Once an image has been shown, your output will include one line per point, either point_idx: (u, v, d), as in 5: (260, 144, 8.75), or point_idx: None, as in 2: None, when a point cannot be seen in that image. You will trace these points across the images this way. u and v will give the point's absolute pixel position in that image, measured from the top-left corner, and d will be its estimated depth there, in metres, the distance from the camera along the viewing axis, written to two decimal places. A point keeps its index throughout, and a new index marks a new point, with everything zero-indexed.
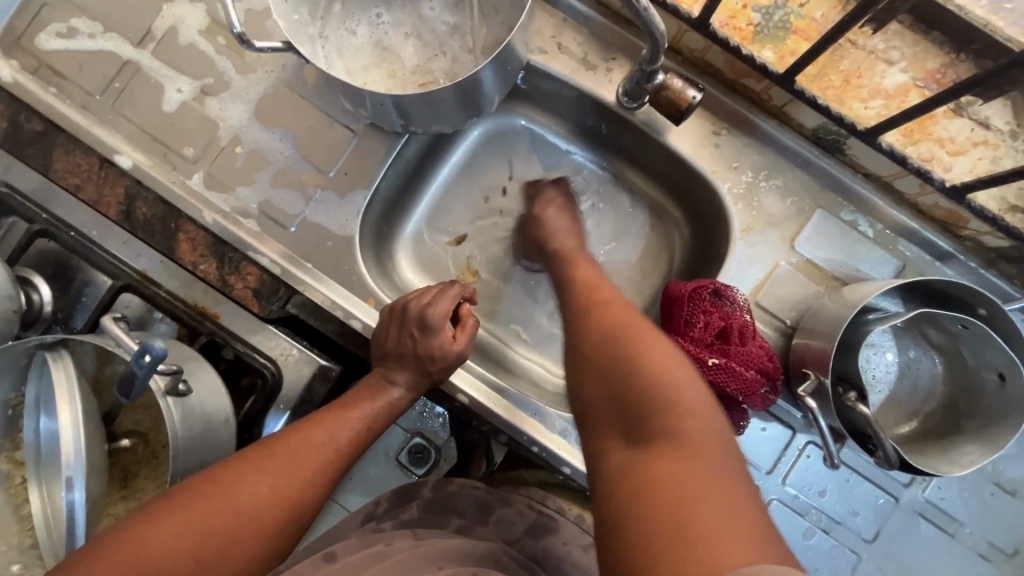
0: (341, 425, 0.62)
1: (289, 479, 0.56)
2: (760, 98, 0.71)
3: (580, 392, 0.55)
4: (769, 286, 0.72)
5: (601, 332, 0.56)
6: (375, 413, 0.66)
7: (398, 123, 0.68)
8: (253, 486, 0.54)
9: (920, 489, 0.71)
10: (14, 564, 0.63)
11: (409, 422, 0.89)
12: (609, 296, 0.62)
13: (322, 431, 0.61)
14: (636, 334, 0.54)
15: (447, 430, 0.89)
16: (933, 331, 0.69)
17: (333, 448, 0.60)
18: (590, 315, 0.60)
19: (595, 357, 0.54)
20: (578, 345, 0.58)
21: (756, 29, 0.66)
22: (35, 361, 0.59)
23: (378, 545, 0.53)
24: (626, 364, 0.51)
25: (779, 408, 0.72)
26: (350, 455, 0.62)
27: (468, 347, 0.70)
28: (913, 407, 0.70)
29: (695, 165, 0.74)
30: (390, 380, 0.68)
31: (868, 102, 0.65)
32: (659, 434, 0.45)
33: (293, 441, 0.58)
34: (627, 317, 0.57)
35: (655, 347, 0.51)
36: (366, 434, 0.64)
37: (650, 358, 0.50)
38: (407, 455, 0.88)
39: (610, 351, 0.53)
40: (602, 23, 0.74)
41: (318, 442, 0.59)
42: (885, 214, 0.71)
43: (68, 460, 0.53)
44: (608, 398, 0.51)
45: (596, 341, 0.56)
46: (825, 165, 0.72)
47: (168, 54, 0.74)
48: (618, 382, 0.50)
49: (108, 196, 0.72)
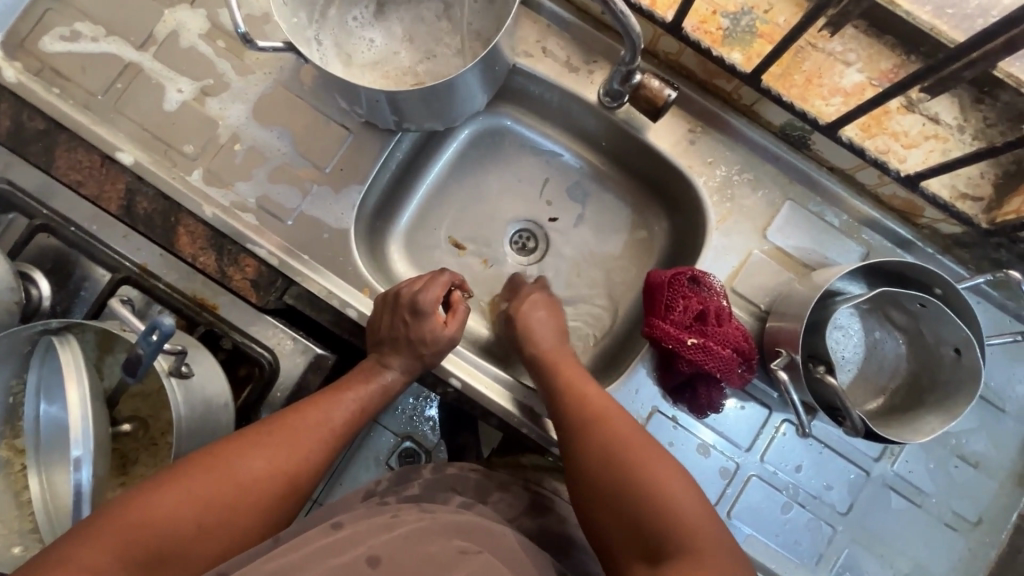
0: (337, 405, 0.65)
1: (287, 453, 0.58)
2: (731, 97, 0.77)
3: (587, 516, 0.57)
4: (743, 273, 0.77)
5: (601, 452, 0.58)
6: (371, 394, 0.68)
7: (391, 119, 0.72)
8: (252, 460, 0.56)
9: (890, 463, 0.75)
10: (15, 546, 0.63)
11: (399, 426, 0.92)
12: (603, 404, 0.64)
13: (319, 410, 0.63)
14: (640, 454, 0.57)
15: (436, 434, 0.92)
16: (895, 312, 0.73)
17: (329, 428, 0.63)
18: (586, 432, 0.61)
19: (597, 479, 0.57)
20: (577, 467, 0.60)
21: (725, 33, 0.71)
22: (38, 346, 0.61)
23: (383, 516, 0.54)
24: (631, 490, 0.55)
25: (756, 388, 0.76)
26: (346, 434, 0.64)
27: (458, 331, 0.73)
28: (880, 384, 0.74)
29: (673, 160, 0.79)
30: (384, 364, 0.71)
31: (829, 99, 0.71)
32: (678, 558, 0.50)
33: (290, 419, 0.61)
34: (623, 430, 0.60)
35: (662, 467, 0.56)
36: (361, 415, 0.67)
37: (661, 483, 0.54)
38: (397, 459, 0.91)
39: (614, 473, 0.56)
40: (583, 28, 0.79)
41: (314, 421, 0.62)
42: (849, 204, 0.77)
43: (76, 436, 0.54)
44: (619, 524, 0.54)
45: (599, 462, 0.58)
46: (792, 159, 0.77)
47: (169, 56, 0.78)
48: (628, 511, 0.54)
49: (109, 192, 0.74)
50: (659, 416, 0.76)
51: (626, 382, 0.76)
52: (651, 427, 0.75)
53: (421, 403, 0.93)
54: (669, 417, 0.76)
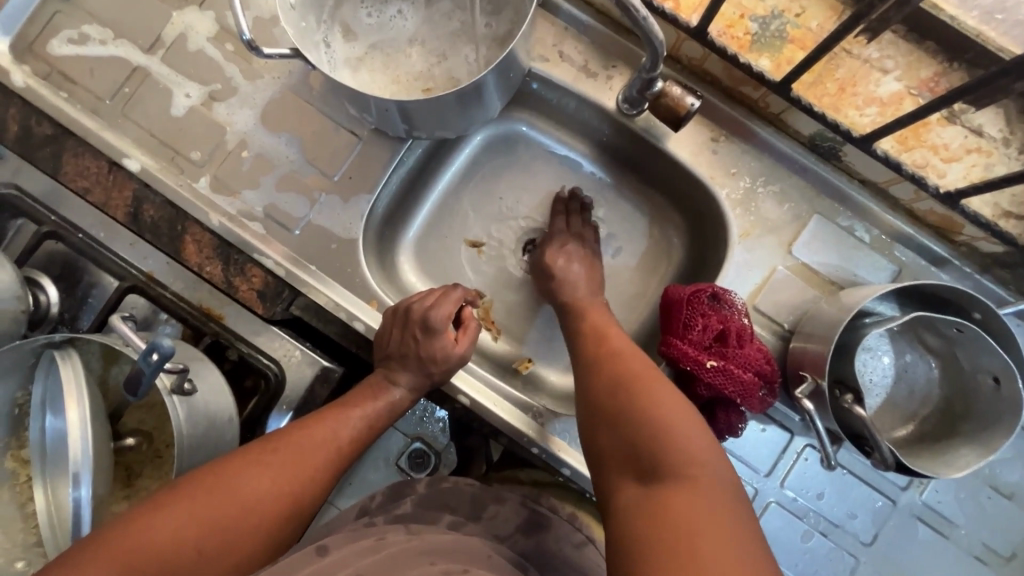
0: (344, 423, 0.63)
1: (292, 473, 0.57)
2: (758, 105, 0.73)
3: (592, 416, 0.57)
4: (767, 291, 0.73)
5: (607, 382, 0.58)
6: (379, 410, 0.67)
7: (402, 128, 0.69)
8: (257, 480, 0.55)
9: (917, 493, 0.72)
10: (19, 561, 0.63)
11: (410, 427, 0.88)
12: (619, 342, 0.64)
13: (325, 427, 0.62)
14: (646, 382, 0.56)
15: (446, 435, 0.88)
16: (929, 335, 0.69)
17: (336, 445, 0.61)
18: (602, 361, 0.61)
19: (601, 410, 0.56)
20: (588, 391, 0.60)
21: (753, 38, 0.67)
22: (42, 359, 0.60)
23: (369, 539, 0.53)
24: (628, 415, 0.53)
25: (777, 411, 0.73)
26: (352, 454, 0.63)
27: (470, 350, 0.71)
28: (910, 410, 0.71)
29: (693, 170, 0.75)
30: (392, 380, 0.69)
31: (863, 109, 0.66)
32: (668, 477, 0.47)
33: (296, 437, 0.59)
34: (632, 363, 0.59)
35: (666, 393, 0.54)
36: (367, 433, 0.65)
37: (661, 403, 0.52)
38: (407, 460, 0.87)
39: (615, 401, 0.56)
40: (602, 32, 0.75)
41: (322, 439, 0.61)
42: (882, 219, 0.73)
43: (75, 456, 0.53)
44: (618, 449, 0.53)
45: (605, 391, 0.57)
46: (821, 172, 0.73)
47: (177, 60, 0.76)
48: (625, 431, 0.53)
49: (117, 199, 0.73)
50: None
51: None
52: None
53: (433, 405, 0.89)
54: None
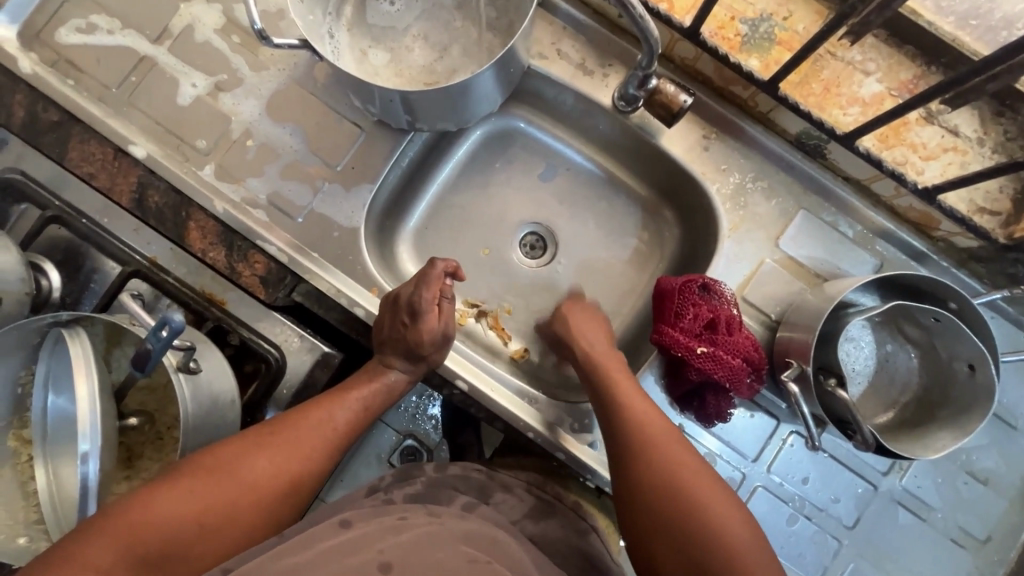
0: (339, 406, 0.65)
1: (290, 452, 0.58)
2: (747, 104, 0.76)
3: (642, 521, 0.56)
4: (754, 282, 0.76)
5: (660, 482, 0.57)
6: (374, 394, 0.69)
7: (405, 119, 0.72)
8: (255, 462, 0.56)
9: (898, 478, 0.75)
10: (20, 537, 0.63)
11: (400, 423, 0.92)
12: (659, 431, 0.62)
13: (322, 409, 0.63)
14: (701, 492, 0.55)
15: (438, 432, 0.92)
16: (909, 326, 0.72)
17: (333, 427, 0.63)
18: (640, 457, 0.59)
19: (657, 514, 0.55)
20: (633, 487, 0.58)
21: (743, 39, 0.70)
22: (47, 338, 0.61)
23: (391, 518, 0.54)
24: (692, 528, 0.53)
25: (764, 398, 0.75)
26: (350, 436, 0.65)
27: (451, 325, 0.73)
28: (891, 398, 0.74)
29: (686, 166, 0.78)
30: (386, 364, 0.71)
31: (847, 108, 0.69)
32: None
33: (293, 418, 0.61)
34: (686, 466, 0.58)
35: (725, 506, 0.54)
36: (363, 414, 0.67)
37: (725, 523, 0.52)
38: (399, 457, 0.91)
39: (670, 508, 0.55)
40: (599, 31, 0.78)
41: (318, 419, 0.62)
42: (864, 215, 0.76)
43: (83, 431, 0.54)
44: (681, 566, 0.52)
45: (659, 496, 0.56)
46: (807, 168, 0.76)
47: (184, 51, 0.78)
48: (689, 547, 0.52)
49: (121, 184, 0.75)
50: None
51: None
52: None
53: (423, 401, 0.93)
54: (676, 426, 0.75)
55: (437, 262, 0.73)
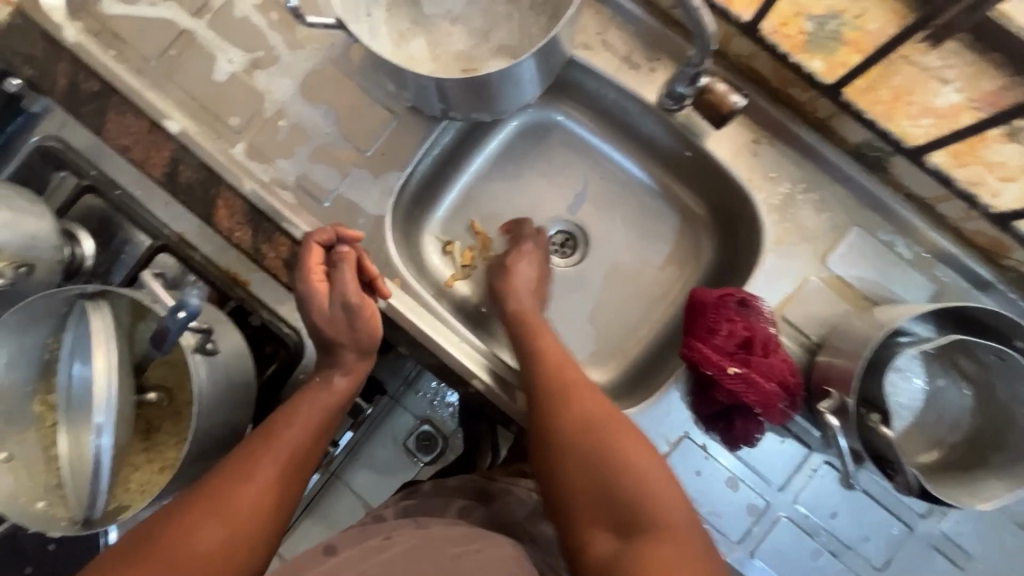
0: (281, 441, 0.60)
1: (238, 492, 0.55)
2: (805, 109, 0.70)
3: (552, 450, 0.60)
4: (797, 300, 0.71)
5: (578, 423, 0.60)
6: (322, 414, 0.64)
7: (438, 107, 0.69)
8: (203, 531, 0.52)
9: (937, 522, 0.69)
10: (39, 501, 0.63)
11: (419, 409, 0.97)
12: (573, 372, 0.65)
13: (263, 441, 0.60)
14: (601, 427, 0.59)
15: (454, 419, 0.97)
16: (965, 360, 0.66)
17: (284, 450, 0.60)
18: (554, 397, 0.63)
19: (568, 452, 0.58)
20: (550, 428, 0.61)
21: (806, 38, 0.64)
22: (74, 310, 0.62)
23: (377, 538, 0.57)
24: (608, 469, 0.56)
25: (797, 425, 0.71)
26: (299, 465, 0.61)
27: (356, 293, 0.66)
28: (937, 436, 0.68)
29: (732, 171, 0.73)
30: (329, 379, 0.66)
31: (917, 119, 0.62)
32: (648, 532, 0.52)
33: (238, 458, 0.58)
34: (587, 401, 0.62)
35: (626, 434, 0.58)
36: (316, 432, 0.63)
37: (635, 461, 0.56)
38: (415, 441, 0.96)
39: (580, 444, 0.58)
40: (648, 21, 0.74)
41: (266, 460, 0.58)
42: (925, 236, 0.70)
43: (99, 406, 0.54)
44: (593, 497, 0.55)
45: (566, 430, 0.60)
46: (865, 182, 0.70)
47: (222, 26, 0.77)
48: (601, 479, 0.56)
49: (154, 158, 0.75)
50: (688, 443, 0.71)
51: (658, 403, 0.72)
52: (679, 453, 0.71)
53: (442, 389, 0.97)
54: (699, 445, 0.71)
55: (308, 252, 0.67)
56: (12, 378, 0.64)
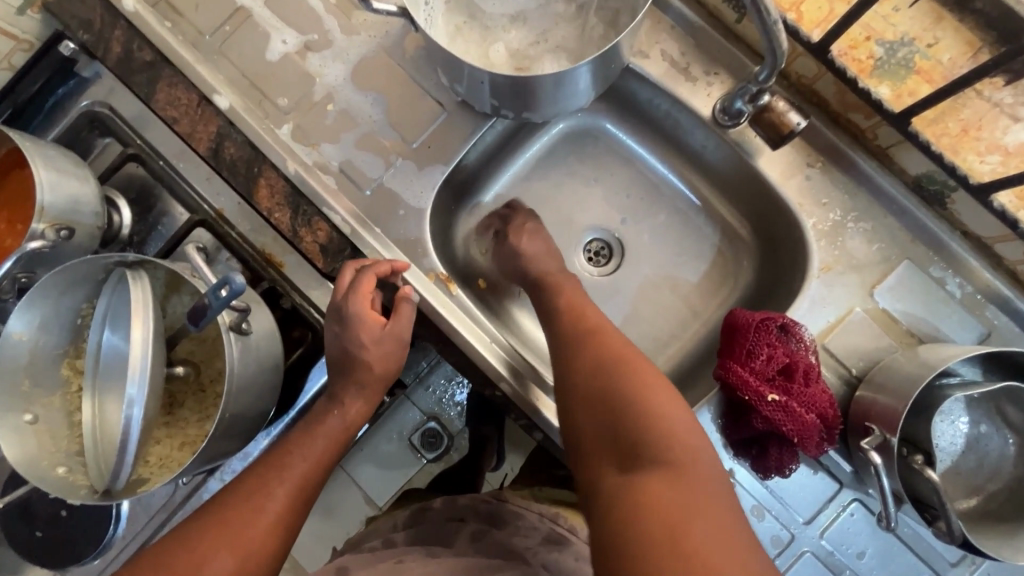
0: (291, 471, 0.60)
1: (239, 530, 0.55)
2: (864, 135, 0.69)
3: (571, 387, 0.59)
4: (840, 330, 0.69)
5: (590, 363, 0.59)
6: (332, 446, 0.63)
7: (489, 103, 0.68)
8: (214, 562, 0.53)
9: (968, 572, 0.67)
10: (60, 467, 0.62)
11: (427, 405, 0.96)
12: (601, 319, 0.65)
13: (271, 473, 0.59)
14: (630, 364, 0.57)
15: (462, 420, 0.96)
16: (1012, 409, 0.64)
17: (294, 481, 0.60)
18: (584, 338, 0.62)
19: (582, 393, 0.57)
20: (567, 371, 0.60)
21: (876, 64, 0.63)
22: (111, 277, 0.62)
23: (390, 562, 0.58)
24: (628, 407, 0.53)
25: (829, 459, 0.69)
26: (306, 495, 0.61)
27: (386, 333, 0.65)
28: (976, 483, 0.66)
29: (782, 192, 0.72)
30: (339, 406, 0.65)
31: (985, 156, 0.61)
32: (656, 462, 0.49)
33: (247, 490, 0.58)
34: (611, 340, 0.61)
35: (653, 377, 0.55)
36: (321, 465, 0.62)
37: (651, 391, 0.54)
38: (421, 437, 0.95)
39: (593, 386, 0.57)
40: (710, 35, 0.72)
41: (276, 488, 0.58)
42: (978, 275, 0.68)
43: (133, 377, 0.54)
44: (604, 426, 0.54)
45: (585, 367, 0.59)
46: (920, 216, 0.69)
47: (280, 6, 0.76)
48: (616, 412, 0.53)
49: (201, 132, 0.74)
50: None
51: None
52: None
53: (452, 387, 0.96)
54: (726, 471, 0.69)
55: (367, 276, 0.65)
56: (43, 341, 0.64)
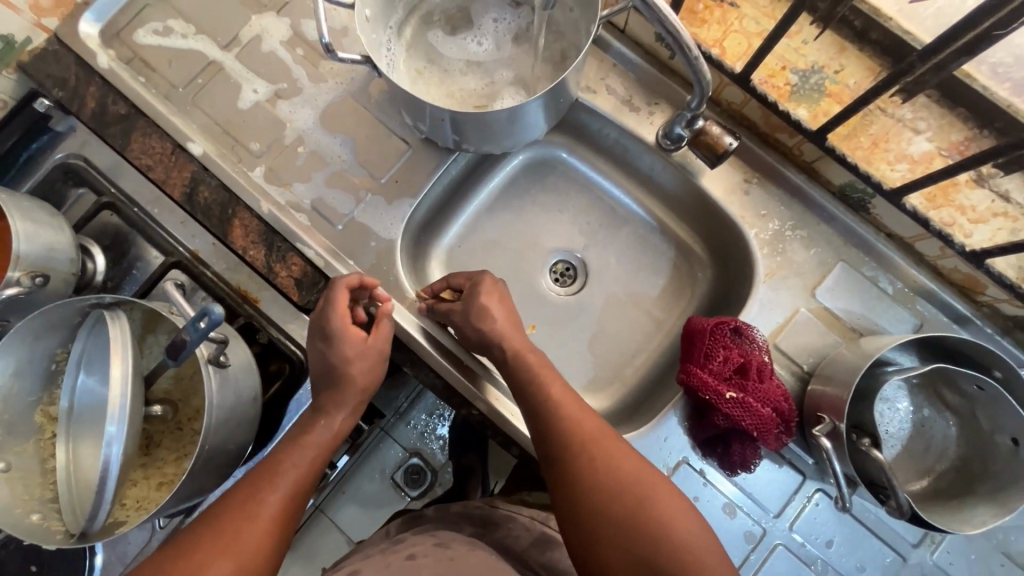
0: (285, 474, 0.61)
1: (234, 534, 0.56)
2: (791, 152, 0.76)
3: (582, 508, 0.57)
4: (788, 330, 0.74)
5: (597, 479, 0.58)
6: (319, 450, 0.65)
7: (451, 139, 0.73)
8: (216, 564, 0.53)
9: (929, 551, 0.71)
10: (34, 514, 0.61)
11: (408, 441, 1.00)
12: (592, 421, 0.62)
13: (263, 479, 0.61)
14: (640, 485, 0.57)
15: (442, 454, 1.00)
16: (948, 392, 0.69)
17: (289, 481, 0.61)
18: (582, 451, 0.60)
19: (606, 517, 0.56)
20: (574, 493, 0.58)
21: (793, 89, 0.71)
22: (87, 319, 0.63)
23: (401, 561, 0.59)
24: (649, 535, 0.54)
25: (791, 452, 0.73)
26: (301, 497, 0.62)
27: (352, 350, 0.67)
28: (926, 465, 0.70)
29: (725, 208, 0.78)
30: (324, 421, 0.66)
31: (895, 164, 0.69)
32: None
33: (239, 495, 0.59)
34: (610, 445, 0.60)
35: (662, 489, 0.57)
36: (315, 464, 0.64)
37: (666, 512, 0.55)
38: (403, 474, 0.99)
39: (614, 509, 0.56)
40: (649, 70, 0.80)
41: (269, 490, 0.60)
42: (905, 272, 0.75)
43: (113, 413, 0.55)
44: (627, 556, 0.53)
45: (598, 493, 0.57)
46: (848, 221, 0.75)
47: (250, 59, 0.81)
48: (637, 545, 0.53)
49: (175, 178, 0.77)
50: (687, 468, 0.73)
51: (656, 428, 0.74)
52: (676, 478, 0.72)
53: (433, 422, 1.01)
54: (697, 471, 0.72)
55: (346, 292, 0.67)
56: (18, 388, 0.64)
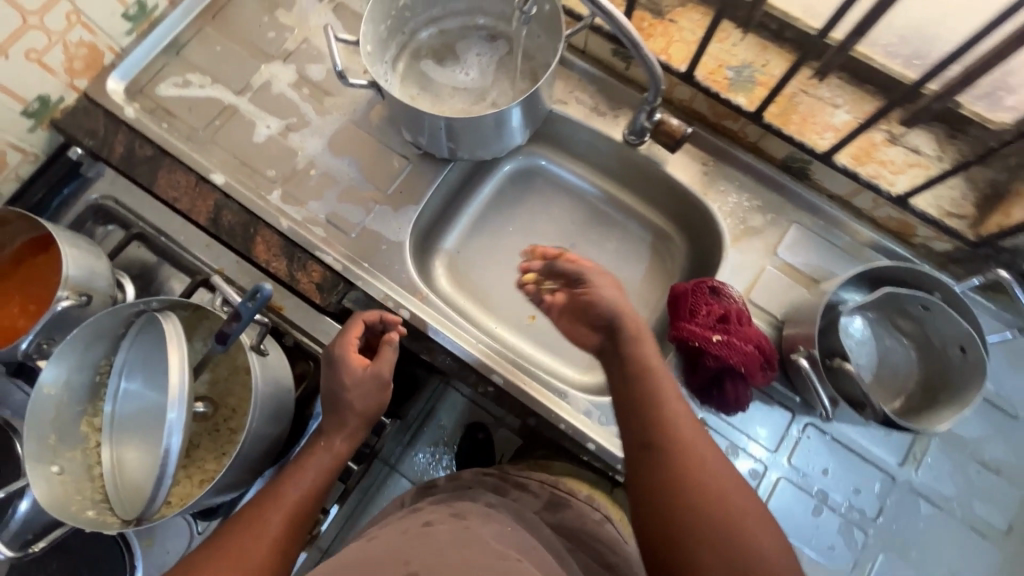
0: (290, 497, 0.68)
1: (240, 552, 0.62)
2: (738, 136, 0.89)
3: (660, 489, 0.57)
4: (758, 286, 0.85)
5: (679, 465, 0.57)
6: (325, 474, 0.71)
7: (446, 147, 0.84)
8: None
9: (913, 469, 0.78)
10: (88, 511, 0.66)
11: (413, 475, 1.09)
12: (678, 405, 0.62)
13: (271, 502, 0.67)
14: (720, 477, 0.56)
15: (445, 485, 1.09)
16: (902, 319, 0.80)
17: (294, 503, 0.68)
18: (666, 434, 0.59)
19: (686, 501, 0.55)
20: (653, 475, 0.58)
21: (730, 82, 0.85)
22: (133, 326, 0.68)
23: (417, 525, 0.62)
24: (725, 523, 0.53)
25: (779, 392, 0.81)
26: (305, 518, 0.68)
27: (353, 380, 0.71)
28: (896, 387, 0.79)
29: (690, 188, 0.90)
30: (330, 442, 0.72)
31: (822, 134, 0.82)
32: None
33: (249, 516, 0.66)
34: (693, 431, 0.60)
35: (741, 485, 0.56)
36: (320, 487, 0.70)
37: (744, 508, 0.55)
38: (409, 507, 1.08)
39: (695, 493, 0.55)
40: (609, 81, 0.93)
41: (274, 512, 0.66)
42: (850, 226, 0.86)
43: (174, 398, 0.60)
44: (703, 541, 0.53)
45: (679, 476, 0.56)
46: (795, 188, 0.88)
47: (261, 100, 0.92)
48: (713, 534, 0.53)
49: (200, 206, 0.86)
50: None
51: None
52: None
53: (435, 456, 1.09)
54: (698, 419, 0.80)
55: (353, 326, 0.73)
56: (68, 398, 0.69)
